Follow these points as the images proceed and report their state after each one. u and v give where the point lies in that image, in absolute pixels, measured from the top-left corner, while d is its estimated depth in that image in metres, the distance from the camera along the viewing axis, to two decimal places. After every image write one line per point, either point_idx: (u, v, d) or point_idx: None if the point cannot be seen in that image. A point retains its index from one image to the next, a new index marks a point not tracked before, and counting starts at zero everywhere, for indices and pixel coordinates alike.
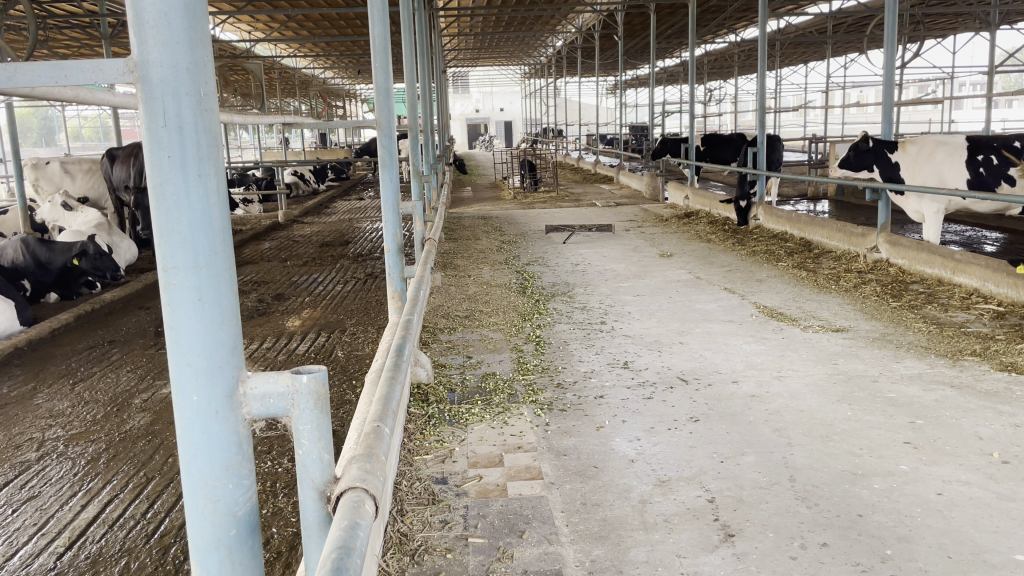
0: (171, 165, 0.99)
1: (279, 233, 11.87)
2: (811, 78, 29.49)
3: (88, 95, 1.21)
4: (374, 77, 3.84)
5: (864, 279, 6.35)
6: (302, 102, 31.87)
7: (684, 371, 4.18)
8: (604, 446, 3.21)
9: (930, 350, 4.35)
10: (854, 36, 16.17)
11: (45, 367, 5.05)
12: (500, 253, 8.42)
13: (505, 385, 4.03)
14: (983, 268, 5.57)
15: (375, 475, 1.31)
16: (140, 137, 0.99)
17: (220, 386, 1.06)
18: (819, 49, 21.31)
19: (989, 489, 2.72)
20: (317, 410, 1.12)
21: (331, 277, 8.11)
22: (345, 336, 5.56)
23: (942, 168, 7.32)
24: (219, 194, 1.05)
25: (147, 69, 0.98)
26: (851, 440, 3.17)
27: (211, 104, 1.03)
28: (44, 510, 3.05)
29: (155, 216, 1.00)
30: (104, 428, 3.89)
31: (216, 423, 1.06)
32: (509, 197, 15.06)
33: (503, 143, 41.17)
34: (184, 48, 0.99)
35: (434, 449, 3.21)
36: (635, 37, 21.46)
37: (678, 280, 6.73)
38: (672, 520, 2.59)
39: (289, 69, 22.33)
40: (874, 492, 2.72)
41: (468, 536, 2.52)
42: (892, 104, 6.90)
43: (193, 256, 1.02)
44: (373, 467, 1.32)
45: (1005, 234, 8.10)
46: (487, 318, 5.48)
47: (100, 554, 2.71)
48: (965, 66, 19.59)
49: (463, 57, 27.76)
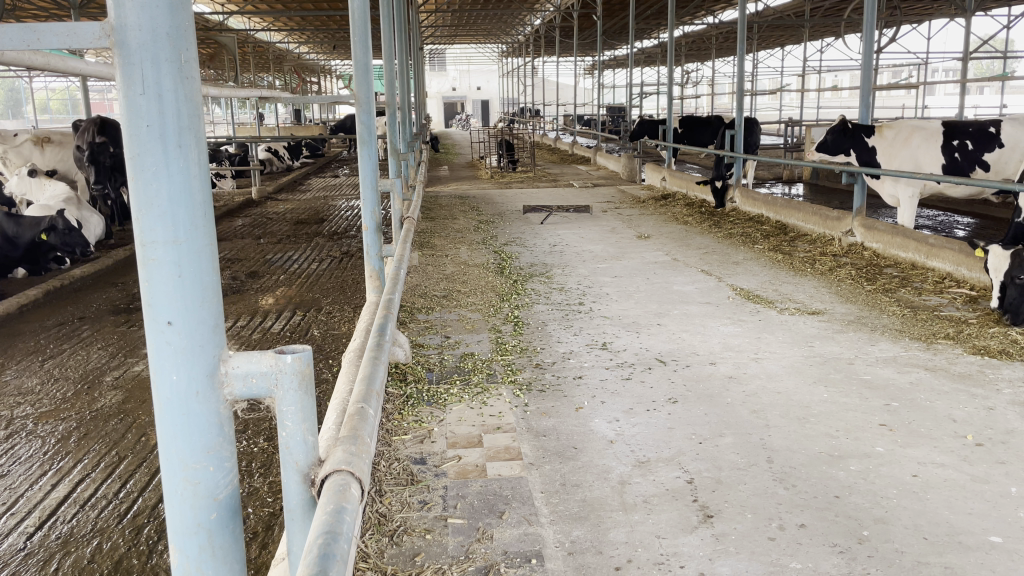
0: (149, 135, 0.95)
1: (253, 210, 11.73)
2: (788, 62, 29.57)
3: (59, 63, 1.15)
4: (353, 53, 3.78)
5: (839, 262, 6.39)
6: (276, 77, 31.49)
7: (663, 352, 4.18)
8: (583, 427, 3.21)
9: (904, 333, 4.39)
10: (831, 20, 16.23)
11: (12, 343, 4.94)
12: (477, 233, 8.38)
13: (483, 365, 4.01)
14: (956, 252, 5.62)
15: (362, 457, 1.27)
16: (117, 108, 0.95)
17: (201, 365, 1.02)
18: (796, 33, 21.37)
19: (963, 471, 2.75)
20: (302, 391, 1.09)
21: (307, 255, 8.03)
22: (320, 315, 5.51)
23: (918, 154, 7.39)
24: (201, 165, 1.01)
25: (125, 33, 0.93)
26: (828, 422, 3.20)
27: (192, 72, 0.99)
28: (13, 489, 2.99)
29: (133, 188, 0.96)
30: (74, 407, 3.81)
31: (197, 404, 1.02)
32: (486, 176, 15.03)
33: (480, 122, 41.05)
34: (164, 12, 0.95)
35: (413, 430, 3.19)
36: (613, 17, 21.36)
37: (655, 261, 6.74)
38: (651, 501, 2.59)
39: (263, 43, 21.98)
40: (851, 473, 2.75)
41: (447, 517, 2.50)
42: (871, 89, 6.91)
43: (173, 231, 0.98)
44: (360, 448, 1.28)
45: (976, 220, 8.19)
46: (465, 297, 5.45)
47: (71, 535, 2.66)
48: (940, 52, 19.75)
49: (441, 34, 27.50)
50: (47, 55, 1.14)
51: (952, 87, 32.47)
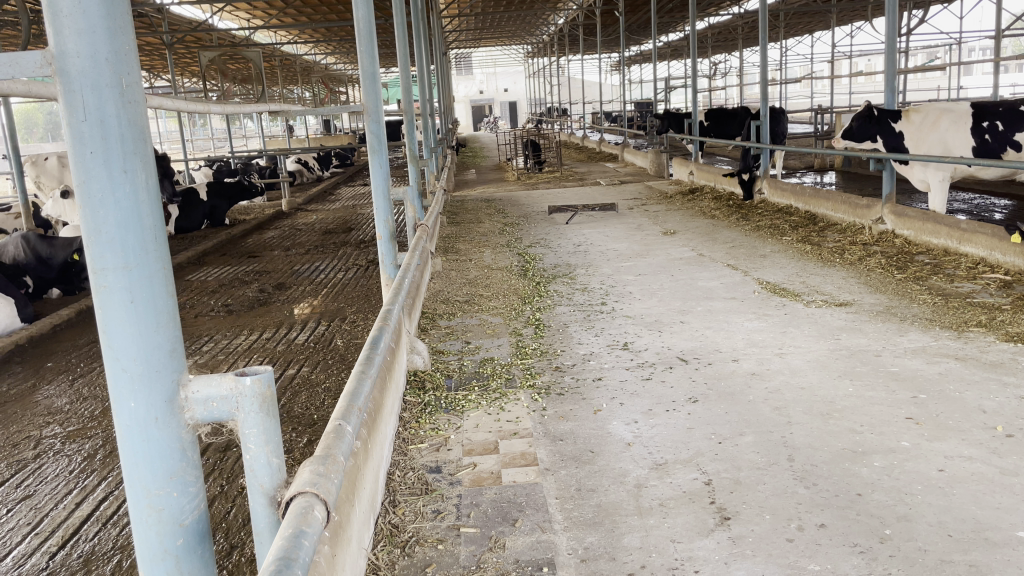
0: (94, 161, 0.95)
1: (283, 221, 11.86)
2: (818, 48, 29.27)
3: (37, 90, 1.15)
4: (359, 63, 3.78)
5: (869, 251, 6.25)
6: (305, 89, 31.91)
7: (684, 351, 4.12)
8: (601, 430, 3.17)
9: (935, 323, 4.28)
10: (858, 4, 15.96)
11: (44, 363, 5.03)
12: (502, 236, 8.38)
13: (502, 369, 4.00)
14: (990, 237, 5.48)
15: (330, 479, 1.28)
16: (61, 135, 0.95)
17: (159, 391, 1.03)
18: (823, 18, 21.05)
19: (992, 464, 2.66)
20: (265, 413, 1.11)
21: (333, 265, 8.08)
22: (344, 324, 5.52)
23: (947, 137, 7.22)
24: (150, 191, 1.01)
25: (65, 61, 0.93)
26: (852, 417, 3.12)
27: (135, 96, 0.98)
28: (38, 509, 3.04)
29: (81, 214, 0.96)
30: (101, 424, 3.87)
31: (157, 430, 1.04)
32: (513, 178, 15.03)
33: (508, 124, 41.15)
34: (103, 36, 0.94)
35: (429, 438, 3.18)
36: (637, 13, 21.27)
37: (681, 258, 6.66)
38: (667, 504, 2.55)
39: (290, 56, 22.25)
40: (874, 470, 2.67)
41: (459, 526, 2.48)
42: (896, 73, 6.74)
43: (122, 256, 0.98)
44: (328, 471, 1.29)
45: (1013, 202, 7.96)
46: (486, 302, 5.44)
47: (93, 553, 2.68)
48: (973, 31, 19.28)
49: (466, 38, 27.60)
50: (27, 83, 1.13)
51: (988, 68, 31.87)
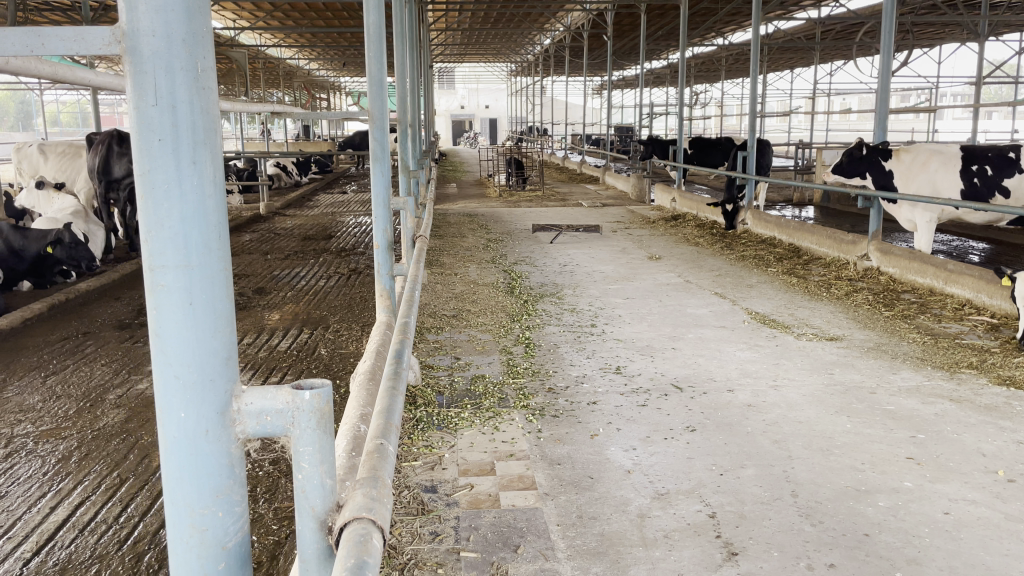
0: (162, 150, 0.87)
1: (260, 225, 11.71)
2: (797, 83, 29.71)
3: (66, 72, 1.11)
4: (368, 69, 3.72)
5: (856, 287, 6.28)
6: (286, 92, 31.76)
7: (678, 377, 4.09)
8: (599, 456, 3.11)
9: (926, 362, 4.28)
10: (841, 43, 16.20)
11: (14, 359, 4.85)
12: (486, 251, 8.33)
13: (495, 388, 3.92)
14: (976, 279, 5.52)
15: (384, 503, 1.15)
16: (128, 116, 0.87)
17: (212, 401, 0.93)
18: (806, 55, 21.34)
19: (997, 509, 2.64)
20: (321, 431, 0.99)
21: (314, 271, 7.96)
22: (328, 333, 5.42)
23: (936, 178, 7.28)
24: (215, 184, 0.93)
25: (137, 40, 0.85)
26: (852, 454, 3.09)
27: (209, 83, 0.91)
28: (10, 512, 2.90)
29: (142, 208, 0.88)
30: (76, 425, 3.71)
31: (206, 445, 0.93)
32: (494, 195, 14.98)
33: (489, 140, 41.30)
34: (181, 16, 0.87)
35: (423, 455, 3.10)
36: (623, 37, 21.45)
37: (667, 283, 6.66)
38: (672, 536, 2.49)
39: (273, 59, 22.09)
40: (880, 510, 2.64)
41: (460, 550, 2.40)
42: (888, 112, 6.81)
43: (184, 254, 0.89)
44: (381, 494, 1.16)
45: (991, 245, 8.09)
46: (475, 317, 5.37)
47: (70, 560, 2.56)
48: (950, 77, 19.62)
49: (451, 53, 27.63)
50: (56, 64, 1.10)
51: (959, 112, 32.67)
